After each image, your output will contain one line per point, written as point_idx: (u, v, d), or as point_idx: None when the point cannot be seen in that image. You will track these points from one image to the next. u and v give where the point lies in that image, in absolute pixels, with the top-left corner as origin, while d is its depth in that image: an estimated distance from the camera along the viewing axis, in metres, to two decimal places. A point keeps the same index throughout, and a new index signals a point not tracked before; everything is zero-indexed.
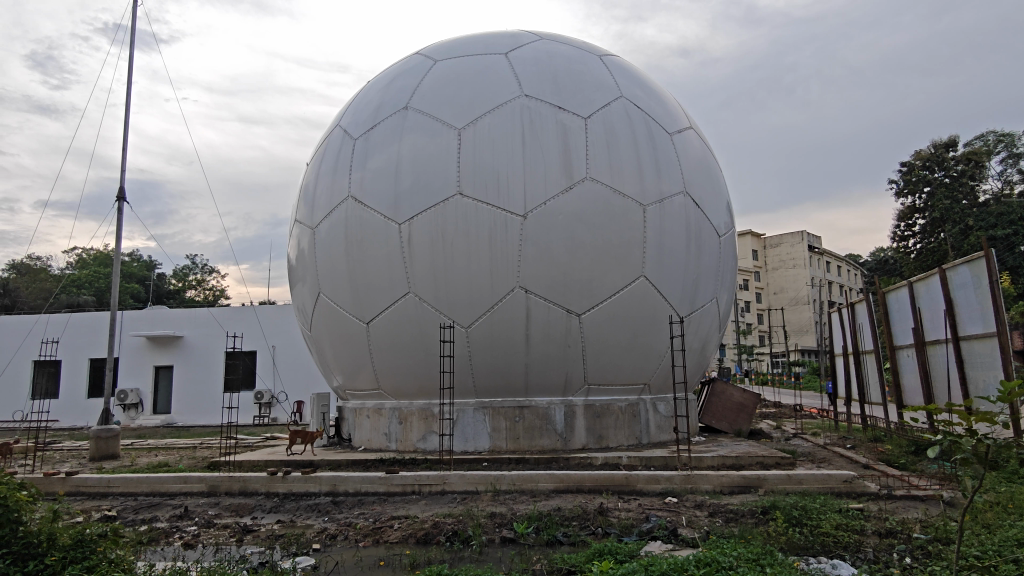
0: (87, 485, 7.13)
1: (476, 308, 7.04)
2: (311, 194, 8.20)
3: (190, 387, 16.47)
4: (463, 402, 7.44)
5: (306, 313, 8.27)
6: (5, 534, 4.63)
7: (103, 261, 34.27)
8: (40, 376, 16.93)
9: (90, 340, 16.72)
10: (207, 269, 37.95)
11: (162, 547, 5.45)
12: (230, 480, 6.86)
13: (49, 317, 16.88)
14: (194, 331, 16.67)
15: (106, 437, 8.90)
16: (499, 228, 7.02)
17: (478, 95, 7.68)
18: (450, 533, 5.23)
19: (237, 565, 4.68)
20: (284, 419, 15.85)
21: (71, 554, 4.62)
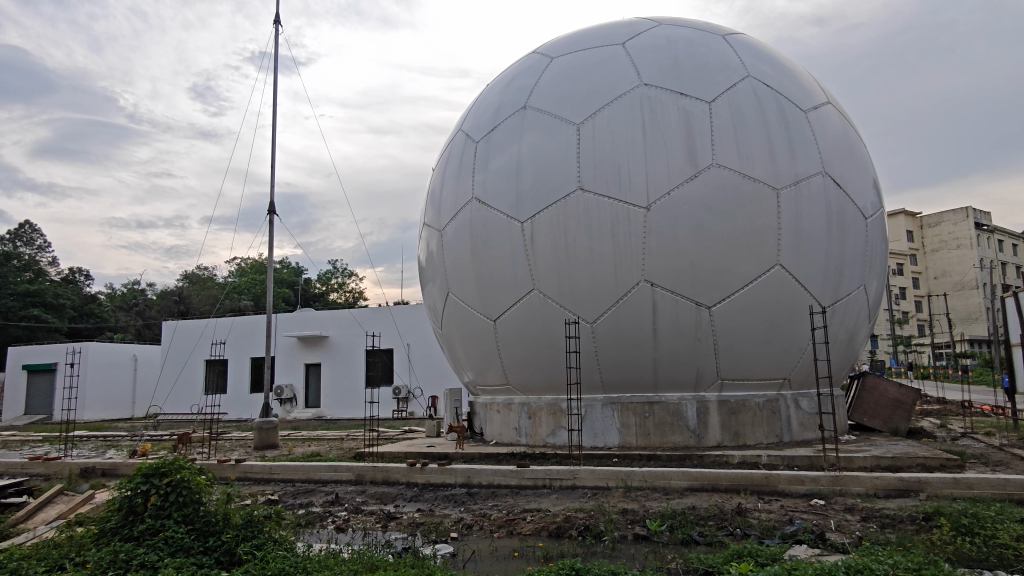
0: (253, 471, 7.90)
1: (601, 304, 6.99)
2: (438, 198, 8.52)
3: (336, 383, 17.74)
4: (591, 397, 7.43)
5: (437, 312, 8.62)
6: (191, 512, 5.30)
7: (258, 269, 37.78)
8: (211, 373, 18.99)
9: (251, 341, 18.52)
10: (347, 273, 40.66)
11: (318, 529, 5.93)
12: (374, 470, 7.32)
13: (217, 321, 18.90)
14: (338, 331, 17.94)
15: (267, 428, 9.81)
16: (622, 221, 6.93)
17: (597, 88, 7.61)
18: (582, 528, 5.25)
19: (384, 549, 5.01)
20: (421, 413, 16.66)
21: (244, 532, 5.17)
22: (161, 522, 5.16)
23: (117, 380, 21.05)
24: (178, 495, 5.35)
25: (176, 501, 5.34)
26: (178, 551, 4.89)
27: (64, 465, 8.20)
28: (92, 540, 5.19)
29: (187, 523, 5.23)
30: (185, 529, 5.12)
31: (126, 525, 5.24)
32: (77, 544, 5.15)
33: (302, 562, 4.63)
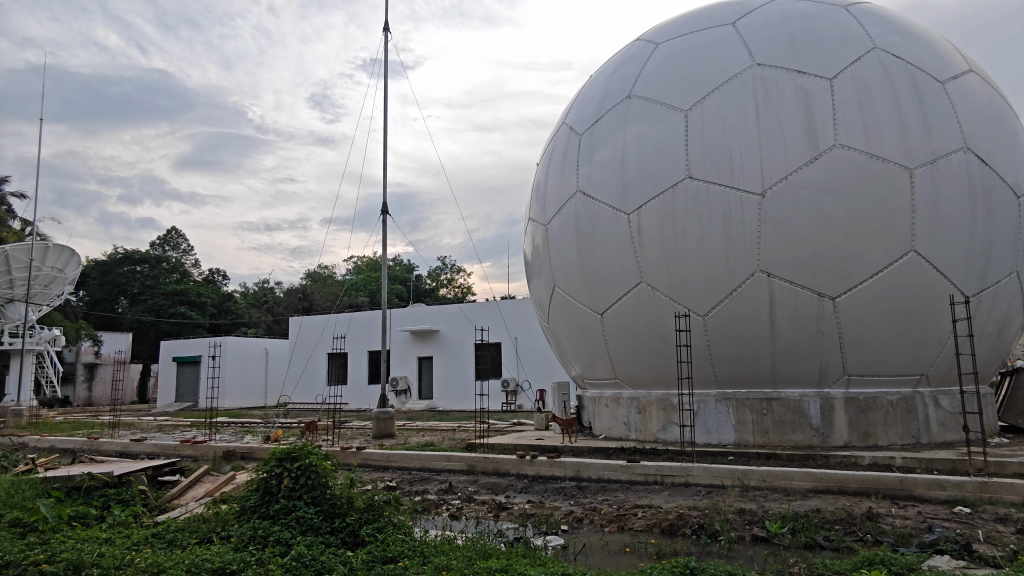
0: (373, 459, 8.32)
1: (713, 296, 6.75)
2: (543, 193, 8.55)
3: (447, 376, 18.33)
4: (705, 393, 7.20)
5: (543, 306, 8.65)
6: (319, 495, 5.67)
7: (373, 266, 39.69)
8: (333, 366, 20.20)
9: (368, 335, 19.52)
10: (456, 269, 41.80)
11: (433, 515, 6.17)
12: (486, 460, 7.49)
13: (337, 316, 20.06)
14: (448, 325, 18.50)
15: (384, 418, 10.30)
16: (735, 208, 6.64)
17: (705, 71, 7.33)
18: (697, 526, 5.11)
19: (497, 538, 5.13)
20: (529, 406, 16.87)
21: (367, 515, 5.48)
22: (293, 503, 5.56)
23: (252, 371, 22.89)
24: (308, 478, 5.76)
25: (306, 483, 5.74)
26: (308, 530, 5.26)
27: (208, 447, 9.03)
28: (235, 516, 5.68)
29: (316, 504, 5.61)
30: (314, 510, 5.49)
31: (263, 504, 5.69)
32: (222, 519, 5.67)
33: (420, 546, 4.84)
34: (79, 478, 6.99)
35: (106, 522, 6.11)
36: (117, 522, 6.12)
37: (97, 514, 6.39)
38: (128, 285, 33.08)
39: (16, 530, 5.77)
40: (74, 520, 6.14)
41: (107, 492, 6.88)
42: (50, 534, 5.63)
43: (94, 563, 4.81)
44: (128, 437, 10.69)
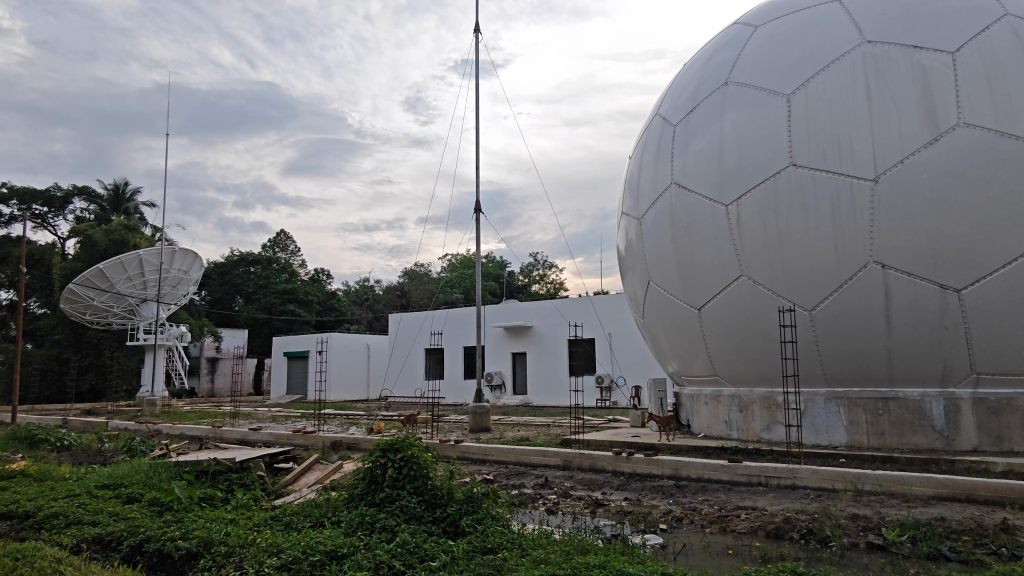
0: (471, 452, 8.52)
1: (821, 289, 6.41)
2: (636, 186, 8.42)
3: (541, 371, 18.43)
4: (812, 391, 6.87)
5: (638, 301, 8.52)
6: (421, 485, 5.88)
7: (467, 264, 40.52)
8: (430, 361, 20.82)
9: (463, 331, 19.98)
10: (548, 264, 41.92)
11: (530, 509, 6.24)
12: (581, 456, 7.49)
13: (434, 313, 20.66)
14: (541, 321, 18.61)
15: (480, 412, 10.50)
16: (844, 196, 6.26)
17: (810, 53, 6.95)
18: (805, 530, 4.88)
19: (594, 534, 5.12)
20: (624, 402, 16.69)
21: (466, 506, 5.63)
22: (397, 492, 5.79)
23: (355, 366, 23.99)
24: (410, 469, 5.99)
25: (409, 474, 5.97)
26: (411, 518, 5.46)
27: (318, 437, 9.56)
28: (344, 503, 6.00)
29: (418, 494, 5.82)
30: (417, 500, 5.70)
31: (369, 492, 5.97)
32: (332, 505, 6.00)
33: (518, 539, 4.92)
34: (206, 463, 7.61)
35: (231, 504, 6.63)
36: (240, 504, 6.62)
37: (223, 496, 6.93)
38: (244, 285, 35.54)
39: (156, 508, 6.38)
40: (204, 501, 6.69)
41: (230, 476, 7.45)
42: (184, 513, 6.18)
43: (222, 542, 5.23)
44: (248, 426, 11.51)
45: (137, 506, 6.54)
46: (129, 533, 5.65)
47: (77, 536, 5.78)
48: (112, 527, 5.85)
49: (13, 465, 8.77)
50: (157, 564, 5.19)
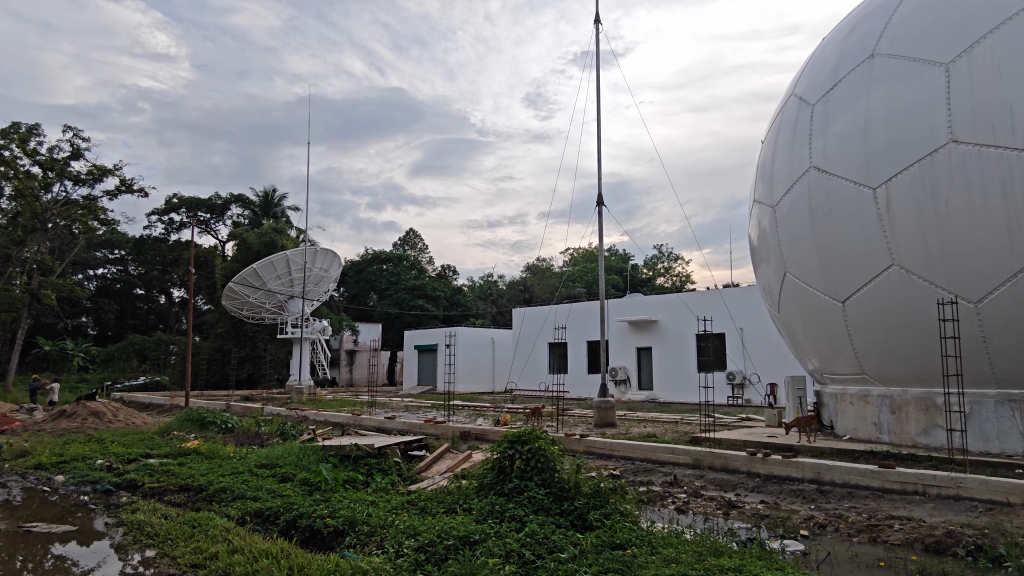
0: (596, 447, 8.46)
1: (989, 278, 5.74)
2: (770, 173, 7.95)
3: (668, 367, 17.99)
4: (979, 392, 6.20)
5: (773, 293, 8.05)
6: (548, 477, 5.95)
7: (589, 258, 40.35)
8: (554, 355, 20.95)
9: (587, 325, 19.92)
10: (673, 257, 40.75)
11: (659, 507, 6.11)
12: (713, 456, 7.23)
13: (557, 307, 20.75)
14: (668, 315, 18.14)
15: (606, 407, 10.42)
16: (1017, 173, 5.55)
17: (975, 15, 6.23)
18: (973, 547, 4.40)
19: (728, 536, 4.91)
20: (758, 401, 15.90)
21: (593, 501, 5.62)
22: (525, 483, 5.90)
23: (481, 359, 24.67)
24: (537, 461, 6.08)
25: (536, 466, 6.05)
26: (539, 509, 5.54)
27: (448, 427, 9.94)
28: (475, 491, 6.21)
29: (546, 486, 5.88)
30: (545, 492, 5.76)
31: (499, 481, 6.13)
32: (464, 493, 6.22)
33: (647, 536, 4.84)
34: (349, 448, 8.17)
35: (371, 487, 7.07)
36: (380, 488, 7.05)
37: (364, 479, 7.41)
38: (377, 282, 37.69)
39: (307, 488, 6.96)
40: (347, 484, 7.19)
41: (370, 461, 7.94)
42: (330, 493, 6.68)
43: (364, 522, 5.59)
44: (384, 415, 12.21)
45: (291, 485, 7.16)
46: (285, 509, 6.20)
47: (242, 509, 6.43)
48: (269, 502, 6.45)
49: (189, 443, 9.90)
50: (309, 538, 5.66)
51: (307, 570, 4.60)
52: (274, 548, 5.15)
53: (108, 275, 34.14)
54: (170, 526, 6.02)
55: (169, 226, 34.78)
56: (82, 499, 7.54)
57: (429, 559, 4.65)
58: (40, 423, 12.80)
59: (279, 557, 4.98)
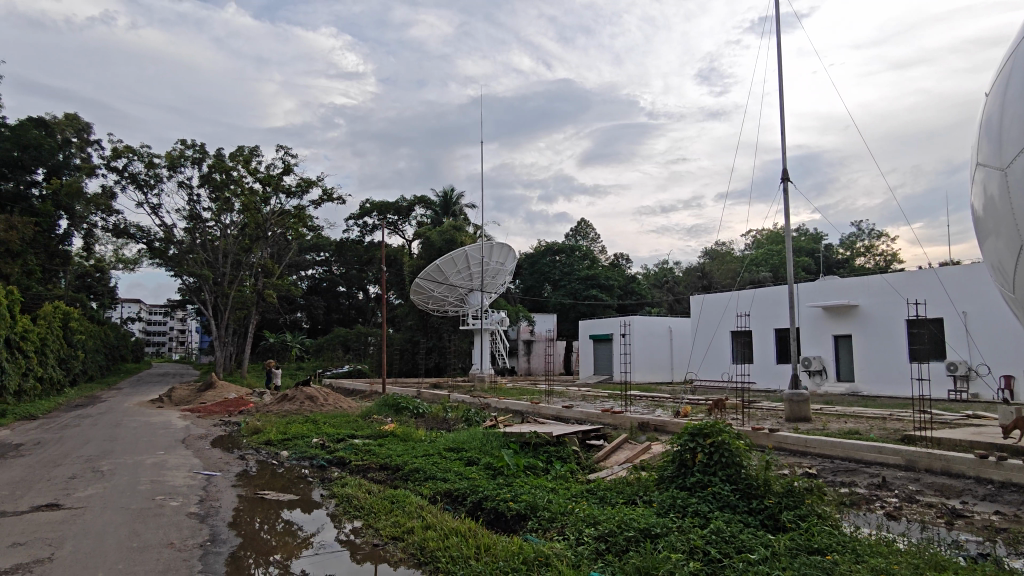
0: (788, 442, 7.81)
1: None
2: (998, 116, 4.51)
3: (872, 356, 16.17)
4: None
5: None
6: (734, 473, 5.60)
7: (775, 239, 37.56)
8: (737, 344, 19.83)
9: (775, 311, 18.57)
10: (876, 233, 36.54)
11: (864, 512, 5.49)
12: (931, 457, 6.35)
13: (740, 293, 19.59)
14: (869, 299, 16.31)
15: (798, 400, 9.62)
16: None
17: None
18: None
19: (952, 549, 4.28)
20: (988, 396, 13.74)
21: (785, 501, 5.19)
22: (709, 478, 5.63)
23: (658, 348, 24.10)
24: (721, 455, 5.75)
25: (720, 461, 5.73)
26: (725, 506, 5.24)
27: (626, 417, 9.79)
28: (655, 484, 6.07)
29: (731, 482, 5.55)
30: (730, 488, 5.45)
31: (680, 475, 5.93)
32: (643, 485, 6.11)
33: (851, 542, 4.36)
34: (529, 435, 8.38)
35: (551, 474, 7.21)
36: (559, 475, 7.16)
37: (544, 466, 7.58)
38: (552, 274, 38.43)
39: (491, 472, 7.28)
40: (529, 470, 7.40)
41: (549, 448, 8.09)
42: (512, 478, 6.93)
43: (545, 507, 5.71)
44: (561, 404, 12.39)
45: (476, 468, 7.53)
46: (471, 491, 6.52)
47: (433, 489, 6.90)
48: (458, 484, 6.84)
49: (387, 426, 10.84)
50: (494, 520, 5.91)
51: (493, 551, 4.79)
52: (462, 527, 5.44)
53: (317, 275, 38.59)
54: (373, 500, 6.63)
55: (364, 229, 38.36)
56: (303, 472, 8.58)
57: (609, 550, 4.61)
58: (268, 405, 14.82)
59: (468, 536, 5.25)
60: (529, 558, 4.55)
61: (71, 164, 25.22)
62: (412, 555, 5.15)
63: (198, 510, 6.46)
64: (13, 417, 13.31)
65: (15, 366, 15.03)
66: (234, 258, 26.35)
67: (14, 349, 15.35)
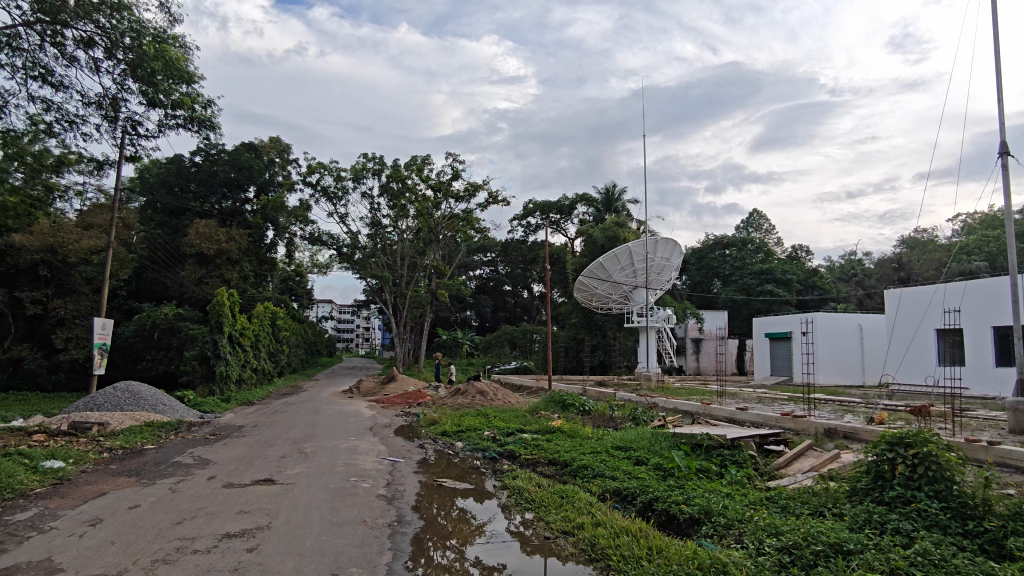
0: (1013, 457, 6.68)
1: None
2: None
3: None
4: None
5: None
6: (944, 489, 4.93)
7: (991, 223, 32.53)
8: (945, 343, 17.49)
9: (993, 307, 16.13)
10: None
11: None
12: None
13: (947, 287, 17.24)
14: None
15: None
16: None
17: None
18: None
19: None
20: None
21: (1011, 525, 4.44)
22: (913, 493, 5.01)
23: (846, 348, 21.96)
24: (928, 468, 5.09)
25: (926, 475, 5.08)
26: (933, 526, 4.64)
27: (810, 422, 9.00)
28: (846, 496, 5.53)
29: (941, 499, 4.88)
30: (939, 506, 4.80)
31: (876, 489, 5.34)
32: (832, 496, 5.59)
33: None
34: (701, 437, 8.04)
35: (726, 478, 6.86)
36: (735, 480, 6.77)
37: (718, 470, 7.21)
38: (723, 269, 36.74)
39: (661, 473, 7.10)
40: (701, 473, 7.09)
41: (723, 452, 7.69)
42: (684, 480, 6.69)
43: (721, 513, 5.42)
44: (735, 406, 11.73)
45: (645, 468, 7.39)
46: (641, 491, 6.39)
47: (602, 486, 6.86)
48: (627, 483, 6.74)
49: (555, 422, 10.98)
50: (666, 522, 5.74)
51: (666, 553, 4.65)
52: (634, 527, 5.34)
53: (486, 275, 40.33)
54: (543, 494, 6.77)
55: (528, 229, 39.32)
56: (476, 463, 8.97)
57: (794, 563, 4.28)
58: (444, 398, 15.73)
59: (639, 536, 5.15)
60: (704, 564, 4.36)
61: (275, 181, 28.65)
62: (582, 550, 5.16)
63: (385, 492, 7.02)
64: (236, 402, 15.44)
65: (236, 358, 17.42)
66: (410, 260, 28.29)
67: (236, 343, 17.77)
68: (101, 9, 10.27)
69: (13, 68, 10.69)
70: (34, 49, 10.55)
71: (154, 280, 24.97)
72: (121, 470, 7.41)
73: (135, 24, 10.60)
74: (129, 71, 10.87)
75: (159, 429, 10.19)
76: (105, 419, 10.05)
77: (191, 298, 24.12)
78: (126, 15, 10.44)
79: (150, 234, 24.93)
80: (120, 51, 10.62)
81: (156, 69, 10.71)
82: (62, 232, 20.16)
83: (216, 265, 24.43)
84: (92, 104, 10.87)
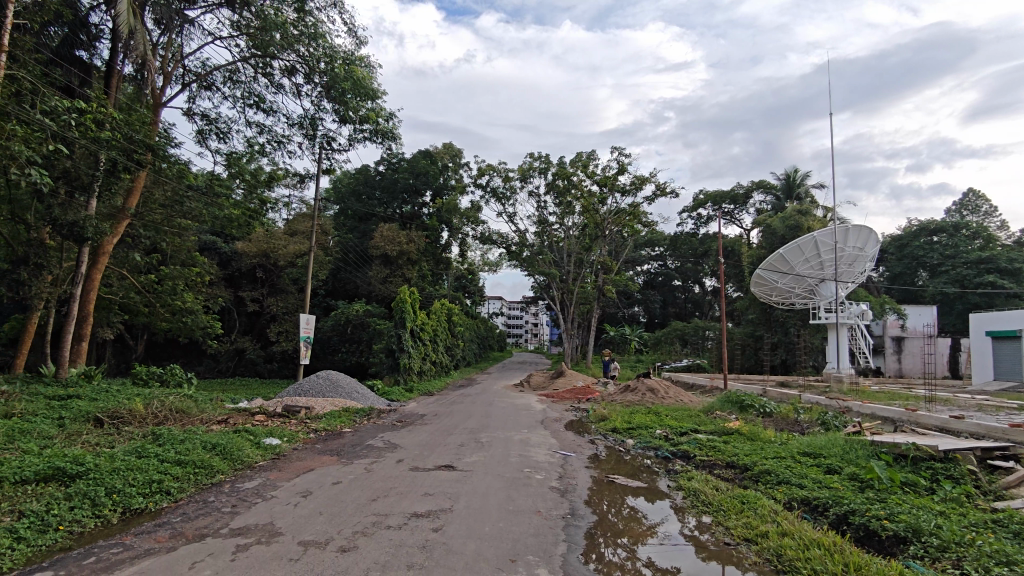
0: None
1: None
2: None
3: None
4: None
5: None
6: None
7: None
8: None
9: None
10: None
11: None
12: None
13: None
14: None
15: None
16: None
17: None
18: None
19: None
20: None
21: None
22: None
23: None
24: None
25: None
26: None
27: None
28: None
29: None
30: None
31: None
32: None
33: None
34: (906, 447, 7.19)
35: (938, 495, 6.02)
36: (950, 497, 5.93)
37: (928, 485, 6.35)
38: (930, 258, 32.53)
39: (857, 484, 6.42)
40: (906, 486, 6.31)
41: (935, 465, 6.77)
42: (887, 494, 5.99)
43: (933, 533, 4.77)
44: (949, 414, 10.31)
45: (839, 477, 6.72)
46: (834, 502, 5.83)
47: (788, 494, 6.35)
48: (818, 492, 6.17)
49: (732, 424, 10.40)
50: (865, 538, 5.15)
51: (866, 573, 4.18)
52: (826, 540, 4.89)
53: (654, 270, 39.44)
54: (721, 498, 6.43)
55: (699, 222, 37.74)
56: (648, 461, 8.78)
57: None
58: (614, 394, 15.61)
59: (833, 550, 4.69)
60: None
61: (449, 185, 30.29)
62: (767, 560, 4.83)
63: (558, 484, 7.11)
64: (419, 392, 16.56)
65: (417, 351, 18.69)
66: (577, 257, 28.43)
67: (417, 337, 19.07)
68: (301, 40, 11.49)
69: (234, 99, 12.39)
70: (249, 81, 12.13)
71: (347, 280, 27.62)
72: (324, 449, 8.28)
73: (327, 50, 11.69)
74: (324, 92, 12.14)
75: (354, 414, 11.24)
76: (311, 403, 11.29)
77: (378, 296, 26.32)
78: (321, 43, 11.58)
79: (343, 238, 27.62)
80: (317, 75, 11.86)
81: (346, 89, 11.78)
82: (273, 239, 22.97)
83: (398, 265, 26.38)
84: (296, 125, 12.28)
